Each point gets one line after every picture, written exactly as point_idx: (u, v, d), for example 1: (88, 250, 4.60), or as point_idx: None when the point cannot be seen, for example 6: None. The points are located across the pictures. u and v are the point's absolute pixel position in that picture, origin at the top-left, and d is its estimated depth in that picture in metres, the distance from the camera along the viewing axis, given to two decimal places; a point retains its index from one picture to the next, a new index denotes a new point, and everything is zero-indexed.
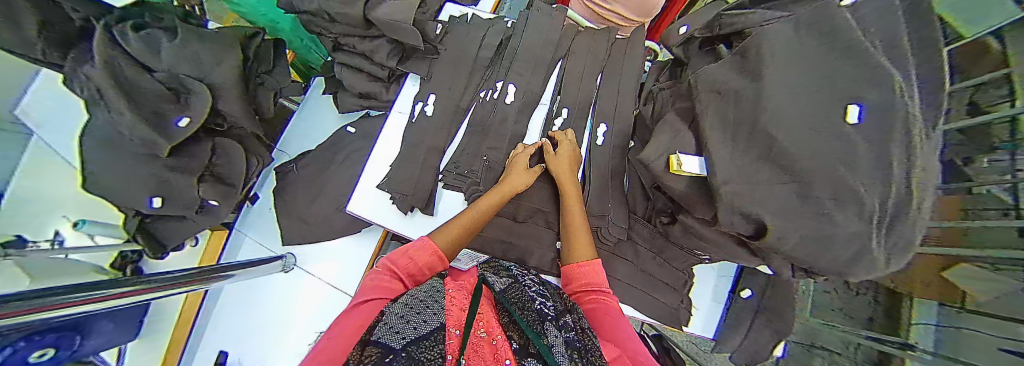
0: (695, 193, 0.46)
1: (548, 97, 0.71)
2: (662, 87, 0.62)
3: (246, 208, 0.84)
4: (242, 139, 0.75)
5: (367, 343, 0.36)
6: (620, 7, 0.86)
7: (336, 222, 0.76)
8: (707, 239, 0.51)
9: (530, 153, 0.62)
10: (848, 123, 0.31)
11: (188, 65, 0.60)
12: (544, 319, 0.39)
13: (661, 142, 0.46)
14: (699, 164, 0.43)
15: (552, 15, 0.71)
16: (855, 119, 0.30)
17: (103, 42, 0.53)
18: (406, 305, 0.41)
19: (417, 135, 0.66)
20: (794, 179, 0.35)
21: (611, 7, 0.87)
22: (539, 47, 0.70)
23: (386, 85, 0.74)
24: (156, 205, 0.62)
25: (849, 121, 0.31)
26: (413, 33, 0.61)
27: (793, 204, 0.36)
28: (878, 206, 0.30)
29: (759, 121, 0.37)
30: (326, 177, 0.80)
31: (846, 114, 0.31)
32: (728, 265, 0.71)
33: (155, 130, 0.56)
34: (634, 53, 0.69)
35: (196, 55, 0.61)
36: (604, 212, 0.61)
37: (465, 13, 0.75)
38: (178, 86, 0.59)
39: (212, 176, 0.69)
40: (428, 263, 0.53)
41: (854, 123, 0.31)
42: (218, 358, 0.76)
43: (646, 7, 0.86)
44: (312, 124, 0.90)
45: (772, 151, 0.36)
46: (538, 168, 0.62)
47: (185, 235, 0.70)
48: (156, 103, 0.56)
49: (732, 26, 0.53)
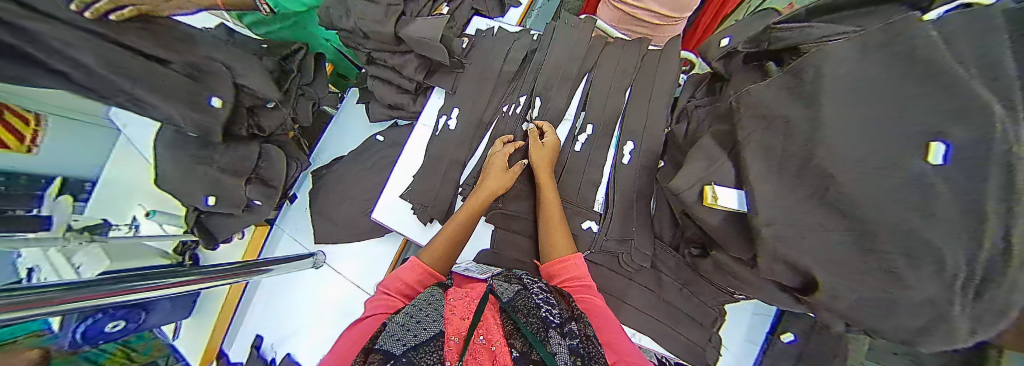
0: (732, 230, 0.42)
1: (571, 113, 0.69)
2: (698, 104, 0.57)
3: (286, 206, 0.91)
4: (283, 145, 0.81)
5: (371, 350, 0.40)
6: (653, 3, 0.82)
7: (362, 225, 0.80)
8: (742, 279, 0.46)
9: (507, 151, 0.62)
10: (930, 164, 0.24)
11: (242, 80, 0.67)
12: (549, 326, 0.40)
13: (693, 170, 0.42)
14: (738, 199, 0.39)
15: (579, 27, 0.69)
16: (939, 160, 0.24)
17: None
18: (408, 315, 0.45)
19: (439, 148, 0.67)
20: (854, 226, 0.30)
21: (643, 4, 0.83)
22: (564, 61, 0.68)
23: (413, 97, 0.76)
24: (210, 203, 0.70)
25: (931, 161, 0.24)
26: (440, 50, 0.65)
27: (851, 255, 0.31)
28: (961, 268, 0.25)
29: (813, 155, 0.32)
30: (355, 182, 0.84)
31: (928, 153, 0.24)
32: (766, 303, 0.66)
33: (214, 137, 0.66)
34: (668, 65, 0.65)
35: None
36: (627, 236, 0.57)
37: (491, 27, 0.76)
38: None
39: (258, 178, 0.75)
40: (418, 281, 0.55)
41: (938, 164, 0.24)
42: (254, 341, 0.84)
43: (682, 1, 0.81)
44: (346, 131, 0.96)
45: (829, 192, 0.31)
46: (518, 168, 0.61)
47: (231, 230, 0.77)
48: None
49: (783, 41, 0.47)
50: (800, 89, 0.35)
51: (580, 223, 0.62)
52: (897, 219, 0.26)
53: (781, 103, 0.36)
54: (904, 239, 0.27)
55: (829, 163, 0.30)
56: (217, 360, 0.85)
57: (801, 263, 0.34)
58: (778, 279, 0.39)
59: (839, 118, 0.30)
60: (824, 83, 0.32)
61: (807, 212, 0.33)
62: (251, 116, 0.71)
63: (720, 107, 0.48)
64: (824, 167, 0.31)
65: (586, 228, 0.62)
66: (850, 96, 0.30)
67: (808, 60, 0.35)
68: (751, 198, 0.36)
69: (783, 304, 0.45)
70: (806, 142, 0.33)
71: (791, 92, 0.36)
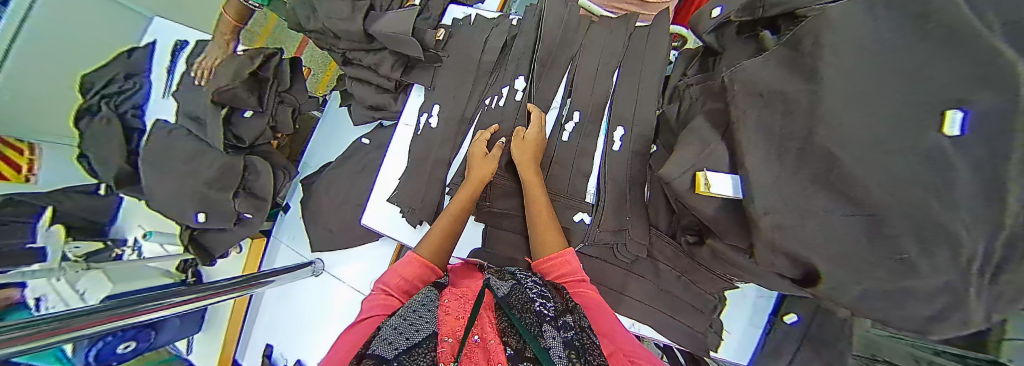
0: (727, 219, 0.39)
1: (558, 100, 0.65)
2: (690, 82, 0.52)
3: (281, 216, 0.91)
4: (268, 156, 0.80)
5: (363, 356, 0.37)
6: None
7: (356, 231, 0.80)
8: (740, 266, 0.45)
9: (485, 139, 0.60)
10: (945, 136, 0.21)
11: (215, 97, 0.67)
12: (544, 320, 0.38)
13: (684, 156, 0.39)
14: (733, 185, 0.36)
15: (562, 7, 0.65)
16: (956, 130, 0.21)
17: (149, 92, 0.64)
18: (403, 317, 0.41)
19: (423, 148, 0.65)
20: (858, 212, 0.27)
21: None
22: (550, 44, 0.64)
23: (394, 96, 0.73)
24: (201, 220, 0.71)
25: (947, 133, 0.21)
26: (413, 44, 0.63)
27: (856, 245, 0.28)
28: (979, 250, 0.22)
29: (813, 133, 0.28)
30: (345, 187, 0.83)
31: (942, 124, 0.21)
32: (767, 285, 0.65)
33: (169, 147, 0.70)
34: (658, 40, 0.60)
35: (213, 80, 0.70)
36: (622, 226, 0.55)
37: (468, 15, 0.72)
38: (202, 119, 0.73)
39: (246, 191, 0.74)
40: (418, 275, 0.52)
41: (955, 136, 0.21)
42: (265, 349, 0.87)
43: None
44: (331, 136, 0.94)
45: (832, 174, 0.27)
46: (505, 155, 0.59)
47: (229, 244, 0.78)
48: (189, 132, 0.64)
49: (780, 6, 0.41)
50: (800, 62, 0.31)
51: (573, 216, 0.60)
52: (911, 201, 0.23)
53: (778, 78, 0.32)
54: (917, 224, 0.23)
55: (832, 143, 0.26)
56: None
57: (800, 253, 0.32)
58: (777, 270, 0.37)
59: (842, 90, 0.26)
60: (827, 52, 0.28)
61: (809, 199, 0.30)
62: (228, 125, 0.73)
63: (712, 85, 0.44)
64: (826, 146, 0.27)
65: (579, 221, 0.60)
66: (856, 66, 0.26)
67: (809, 26, 0.31)
68: (746, 184, 0.33)
69: (783, 289, 0.44)
70: (806, 120, 0.29)
71: (791, 65, 0.32)
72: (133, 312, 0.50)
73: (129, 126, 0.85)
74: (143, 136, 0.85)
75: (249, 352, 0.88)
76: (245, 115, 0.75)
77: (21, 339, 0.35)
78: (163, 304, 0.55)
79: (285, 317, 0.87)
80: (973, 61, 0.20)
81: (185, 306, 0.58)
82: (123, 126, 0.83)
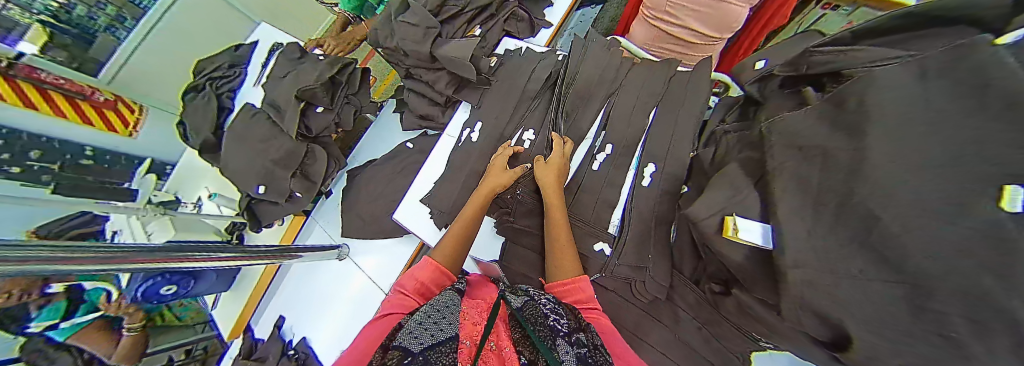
0: (755, 267, 0.38)
1: (592, 132, 0.68)
2: (729, 130, 0.54)
3: (322, 201, 1.00)
4: (326, 146, 0.90)
5: (389, 347, 0.39)
6: (693, 22, 0.81)
7: (384, 224, 0.86)
8: (766, 323, 0.42)
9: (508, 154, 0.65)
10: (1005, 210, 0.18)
11: (284, 100, 0.81)
12: (558, 334, 0.39)
13: (714, 199, 0.41)
14: (762, 234, 0.36)
15: (608, 49, 0.71)
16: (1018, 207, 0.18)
17: (247, 109, 0.84)
18: (426, 313, 0.43)
19: (462, 157, 0.71)
20: (900, 280, 0.25)
21: (680, 23, 0.82)
22: (593, 82, 0.69)
23: (443, 109, 0.82)
24: (261, 191, 0.82)
25: (1007, 207, 0.18)
26: (468, 67, 0.71)
27: (900, 319, 0.26)
28: None
29: (854, 192, 0.28)
30: (383, 183, 0.91)
31: (1003, 198, 0.18)
32: (787, 357, 0.65)
33: (247, 125, 0.82)
34: (698, 88, 0.63)
35: (296, 75, 0.82)
36: (643, 264, 0.54)
37: (520, 47, 0.82)
38: (272, 110, 0.82)
39: (302, 173, 0.85)
40: (430, 279, 0.55)
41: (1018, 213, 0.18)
42: (277, 321, 0.91)
43: (725, 21, 0.80)
44: (382, 137, 1.04)
45: (874, 236, 0.26)
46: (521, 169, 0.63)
47: (275, 216, 0.87)
48: (265, 130, 0.81)
49: (823, 66, 0.45)
50: (843, 120, 0.31)
51: (594, 245, 0.60)
52: (968, 275, 0.20)
53: (824, 130, 0.33)
54: (971, 303, 0.20)
55: (875, 203, 0.26)
56: (243, 334, 0.95)
57: (832, 313, 0.30)
58: (805, 329, 0.35)
59: (886, 151, 0.26)
60: (873, 113, 0.28)
61: (844, 258, 0.28)
62: (303, 115, 0.83)
63: (751, 134, 0.45)
64: (868, 206, 0.26)
65: (599, 251, 0.60)
66: (894, 126, 0.26)
67: (855, 88, 0.31)
68: (778, 234, 0.33)
69: (816, 359, 0.40)
70: (847, 174, 0.29)
71: (835, 121, 0.32)
72: (185, 259, 0.55)
73: (222, 105, 0.98)
74: (229, 114, 0.98)
75: (264, 320, 0.93)
76: (317, 110, 0.85)
77: (95, 261, 0.41)
78: (216, 257, 0.60)
79: (302, 294, 0.91)
80: (1010, 114, 0.19)
81: (229, 263, 0.63)
82: (218, 105, 0.97)
